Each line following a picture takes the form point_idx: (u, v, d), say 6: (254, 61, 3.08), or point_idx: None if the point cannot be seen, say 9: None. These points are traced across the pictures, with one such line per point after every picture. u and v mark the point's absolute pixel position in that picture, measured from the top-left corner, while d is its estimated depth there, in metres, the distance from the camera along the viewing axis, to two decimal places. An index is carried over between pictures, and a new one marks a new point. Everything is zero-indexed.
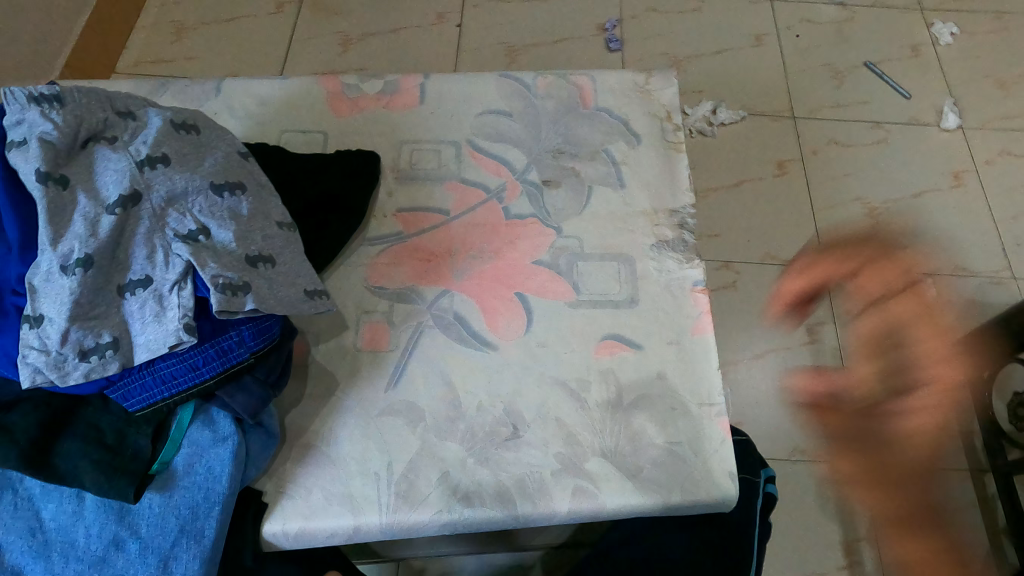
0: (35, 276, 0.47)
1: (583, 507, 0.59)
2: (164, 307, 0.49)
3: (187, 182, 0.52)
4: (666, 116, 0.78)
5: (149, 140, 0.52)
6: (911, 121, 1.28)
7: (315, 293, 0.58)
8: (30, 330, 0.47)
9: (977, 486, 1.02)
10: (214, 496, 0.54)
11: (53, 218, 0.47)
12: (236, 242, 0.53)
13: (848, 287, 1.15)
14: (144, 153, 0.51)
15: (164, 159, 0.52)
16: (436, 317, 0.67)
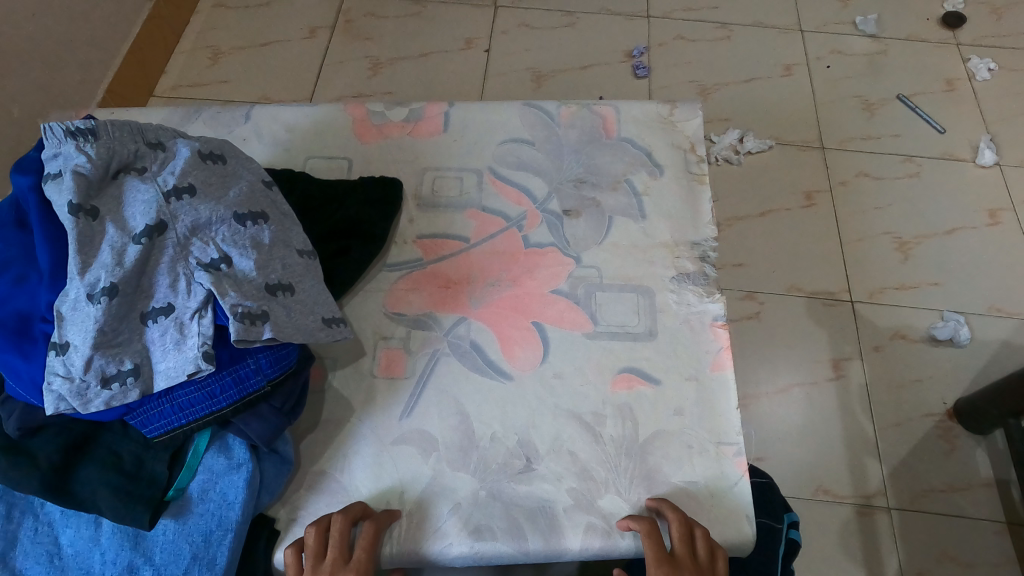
0: (62, 304, 0.48)
1: (594, 545, 0.58)
2: (185, 335, 0.50)
3: (212, 212, 0.54)
4: (689, 148, 0.77)
5: (176, 172, 0.54)
6: (944, 155, 1.26)
7: (332, 321, 0.59)
8: (55, 357, 0.47)
9: (1014, 538, 0.98)
10: (227, 523, 0.54)
11: (81, 248, 0.48)
12: (257, 271, 0.54)
13: (877, 323, 1.12)
14: (171, 183, 0.53)
15: (190, 190, 0.53)
16: (453, 345, 0.66)
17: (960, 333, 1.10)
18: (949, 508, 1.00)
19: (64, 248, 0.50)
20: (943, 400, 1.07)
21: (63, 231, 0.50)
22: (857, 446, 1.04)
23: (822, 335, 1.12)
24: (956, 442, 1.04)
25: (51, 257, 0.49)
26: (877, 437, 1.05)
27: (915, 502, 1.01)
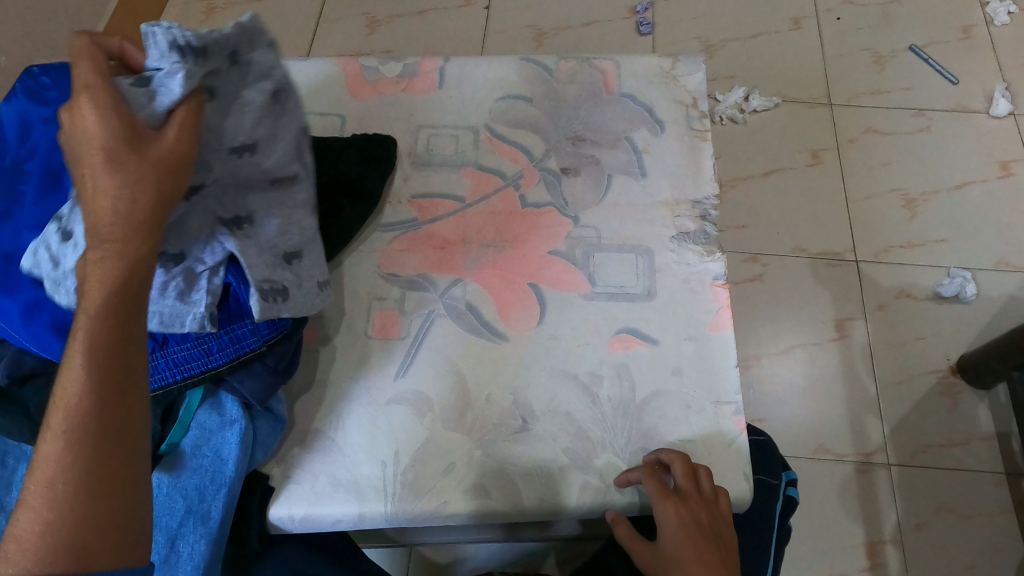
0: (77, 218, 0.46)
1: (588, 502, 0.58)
2: (194, 286, 0.50)
3: (255, 175, 0.49)
4: (691, 103, 0.75)
5: (246, 119, 0.46)
6: (956, 107, 1.22)
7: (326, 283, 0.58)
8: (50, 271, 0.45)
9: (1012, 489, 0.98)
10: (220, 479, 0.54)
11: None
12: (278, 237, 0.52)
13: (882, 282, 1.11)
14: (237, 136, 0.46)
15: (255, 147, 0.47)
16: (448, 308, 0.66)
17: (966, 289, 1.08)
18: (948, 463, 1.00)
19: None
20: (947, 357, 1.06)
21: None
22: (858, 403, 1.04)
23: (826, 295, 1.11)
24: (958, 398, 1.04)
25: None
26: (879, 395, 1.05)
27: (916, 459, 1.01)
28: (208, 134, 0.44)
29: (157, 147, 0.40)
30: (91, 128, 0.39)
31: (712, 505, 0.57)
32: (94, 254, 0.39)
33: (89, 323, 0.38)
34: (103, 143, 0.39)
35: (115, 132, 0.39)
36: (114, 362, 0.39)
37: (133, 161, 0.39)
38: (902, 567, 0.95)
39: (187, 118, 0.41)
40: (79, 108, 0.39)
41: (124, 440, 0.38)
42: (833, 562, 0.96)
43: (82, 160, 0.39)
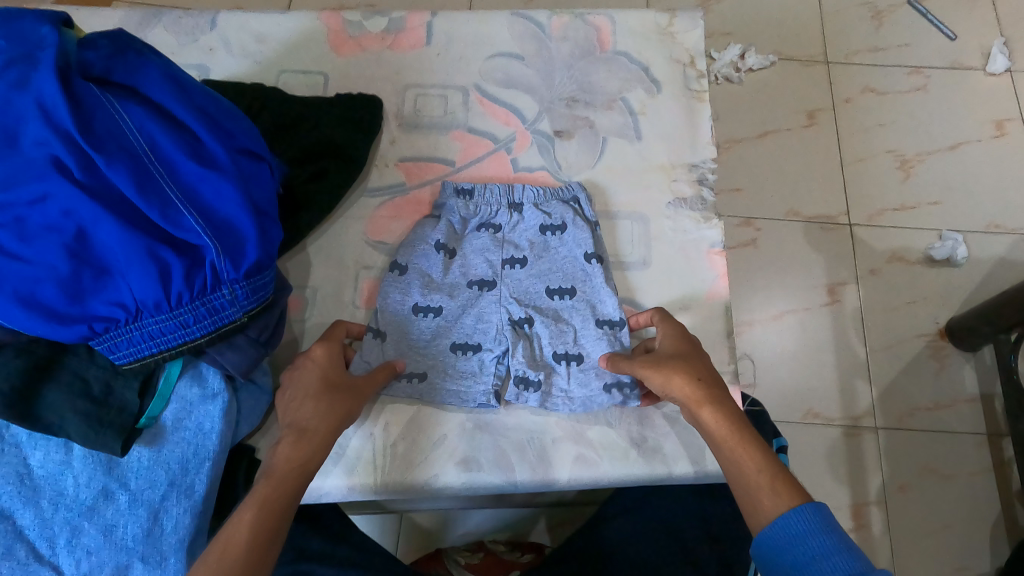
0: (64, 194, 0.45)
1: (573, 411, 0.59)
2: (404, 276, 0.62)
3: (477, 254, 0.63)
4: (689, 62, 0.72)
5: (505, 256, 0.63)
6: (953, 65, 1.19)
7: (445, 250, 0.63)
8: (38, 251, 0.45)
9: (993, 450, 1.00)
10: (204, 452, 0.53)
11: (125, 152, 0.47)
12: (441, 337, 0.61)
13: (874, 245, 1.10)
14: (508, 255, 0.63)
15: (523, 260, 0.63)
16: (433, 258, 0.63)
17: (958, 252, 1.07)
18: (933, 425, 1.01)
19: (56, 125, 0.46)
20: (936, 321, 1.06)
21: (59, 106, 0.46)
22: (848, 367, 1.04)
23: (819, 260, 1.10)
24: (945, 361, 1.04)
25: (43, 138, 0.45)
26: (869, 359, 1.05)
27: (902, 422, 1.02)
28: (486, 248, 0.64)
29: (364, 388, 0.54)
30: (316, 375, 0.54)
31: (682, 339, 0.56)
32: (292, 450, 0.50)
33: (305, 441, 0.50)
34: (326, 380, 0.54)
35: (338, 374, 0.55)
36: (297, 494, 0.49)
37: (346, 387, 0.54)
38: (885, 528, 0.97)
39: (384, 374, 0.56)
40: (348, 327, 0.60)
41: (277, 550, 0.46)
42: None
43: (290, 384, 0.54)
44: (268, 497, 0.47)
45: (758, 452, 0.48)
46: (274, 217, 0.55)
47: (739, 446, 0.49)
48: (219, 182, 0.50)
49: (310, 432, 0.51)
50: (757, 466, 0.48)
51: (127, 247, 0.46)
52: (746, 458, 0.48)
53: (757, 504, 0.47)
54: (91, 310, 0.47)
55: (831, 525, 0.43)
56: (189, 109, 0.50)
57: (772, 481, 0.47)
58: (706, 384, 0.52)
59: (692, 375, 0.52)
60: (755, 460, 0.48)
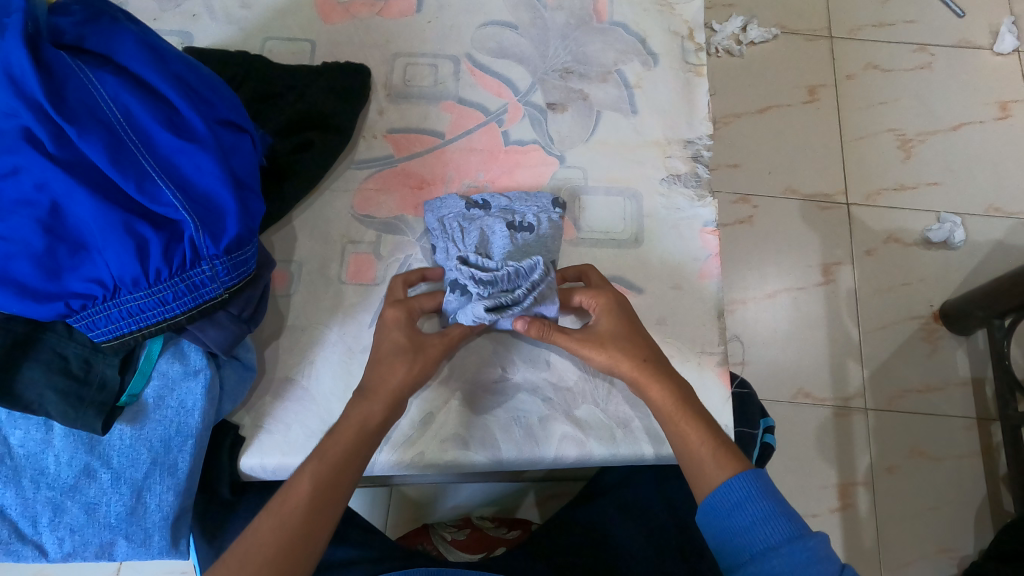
0: (37, 170, 0.44)
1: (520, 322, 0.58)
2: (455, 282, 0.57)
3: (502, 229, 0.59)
4: (687, 34, 0.70)
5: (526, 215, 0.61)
6: (959, 43, 1.17)
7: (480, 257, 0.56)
8: (13, 226, 0.44)
9: (981, 435, 1.00)
10: (187, 430, 0.52)
11: (100, 123, 0.45)
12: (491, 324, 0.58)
13: (871, 226, 1.09)
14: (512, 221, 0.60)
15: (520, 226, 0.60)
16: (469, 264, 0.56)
17: (955, 235, 1.06)
18: (922, 408, 1.02)
19: (24, 96, 0.44)
20: (930, 303, 1.06)
21: (26, 76, 0.43)
22: (840, 348, 1.04)
23: (815, 239, 1.09)
24: (938, 343, 1.04)
25: (12, 110, 0.44)
26: (861, 340, 1.04)
27: (892, 403, 1.02)
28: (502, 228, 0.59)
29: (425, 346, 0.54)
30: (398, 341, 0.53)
31: (621, 320, 0.55)
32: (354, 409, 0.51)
33: (330, 456, 0.49)
34: (395, 345, 0.53)
35: (405, 334, 0.54)
36: (335, 492, 0.48)
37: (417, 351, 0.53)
38: (871, 508, 0.98)
39: (455, 329, 0.55)
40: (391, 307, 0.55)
41: (319, 540, 0.47)
42: (804, 503, 0.98)
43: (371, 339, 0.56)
44: (287, 501, 0.47)
45: (702, 427, 0.51)
46: (256, 189, 0.53)
47: (685, 424, 0.51)
48: (198, 153, 0.48)
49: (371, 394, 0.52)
50: (702, 438, 0.50)
51: (102, 221, 0.44)
52: (689, 431, 0.51)
53: (700, 474, 0.49)
54: (68, 286, 0.46)
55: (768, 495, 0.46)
56: (166, 78, 0.49)
57: (714, 450, 0.49)
58: (648, 366, 0.53)
59: (630, 360, 0.53)
60: (698, 435, 0.50)
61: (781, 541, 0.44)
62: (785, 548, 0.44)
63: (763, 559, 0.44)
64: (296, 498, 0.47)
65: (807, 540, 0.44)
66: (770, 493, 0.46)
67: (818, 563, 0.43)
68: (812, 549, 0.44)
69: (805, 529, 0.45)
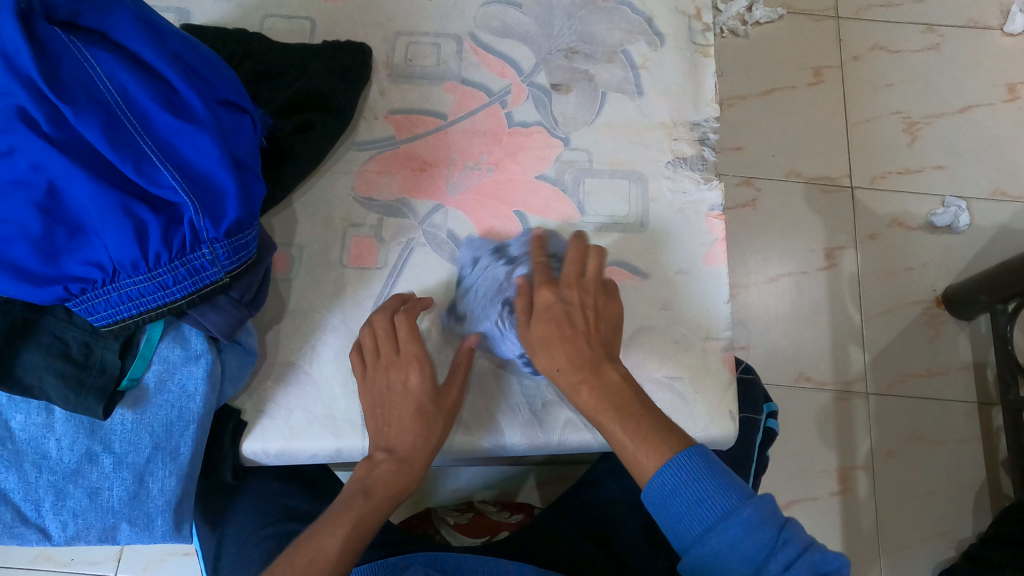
0: (32, 150, 0.43)
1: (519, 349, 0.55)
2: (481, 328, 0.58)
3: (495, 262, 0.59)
4: (695, 13, 0.69)
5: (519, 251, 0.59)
6: (968, 24, 1.15)
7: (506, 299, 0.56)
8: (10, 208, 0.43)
9: (982, 419, 1.01)
10: (189, 415, 0.52)
11: (97, 103, 0.44)
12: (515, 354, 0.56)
13: (875, 210, 1.08)
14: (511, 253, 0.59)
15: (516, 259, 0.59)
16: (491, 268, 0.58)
17: (960, 219, 1.06)
18: (923, 392, 1.02)
19: (18, 74, 0.42)
20: (933, 288, 1.05)
21: (19, 52, 0.42)
22: (842, 333, 1.04)
23: (818, 222, 1.08)
24: (940, 328, 1.04)
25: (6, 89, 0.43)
26: (864, 325, 1.04)
27: (893, 388, 1.02)
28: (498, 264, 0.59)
29: (448, 407, 0.54)
30: (429, 407, 0.54)
31: (557, 317, 0.50)
32: (390, 476, 0.53)
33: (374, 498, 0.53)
34: (420, 410, 0.54)
35: (425, 396, 0.54)
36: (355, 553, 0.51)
37: (440, 415, 0.54)
38: (871, 492, 0.98)
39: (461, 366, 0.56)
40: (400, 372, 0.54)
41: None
42: (804, 487, 0.98)
43: (376, 402, 0.54)
44: (316, 558, 0.49)
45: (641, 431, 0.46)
46: (257, 172, 0.52)
47: (612, 424, 0.47)
48: (197, 135, 0.47)
49: (402, 458, 0.53)
50: (627, 435, 0.47)
51: (100, 204, 0.44)
52: (613, 430, 0.47)
53: (637, 466, 0.46)
54: (65, 270, 0.45)
55: (700, 469, 0.44)
56: (163, 56, 0.47)
57: (640, 441, 0.46)
58: (562, 375, 0.49)
59: (552, 363, 0.49)
60: (629, 435, 0.46)
61: (715, 520, 0.43)
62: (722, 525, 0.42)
63: (700, 543, 0.43)
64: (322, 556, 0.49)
65: (739, 513, 0.42)
66: (699, 468, 0.44)
67: (751, 537, 0.42)
68: (747, 521, 0.42)
69: (740, 495, 0.43)
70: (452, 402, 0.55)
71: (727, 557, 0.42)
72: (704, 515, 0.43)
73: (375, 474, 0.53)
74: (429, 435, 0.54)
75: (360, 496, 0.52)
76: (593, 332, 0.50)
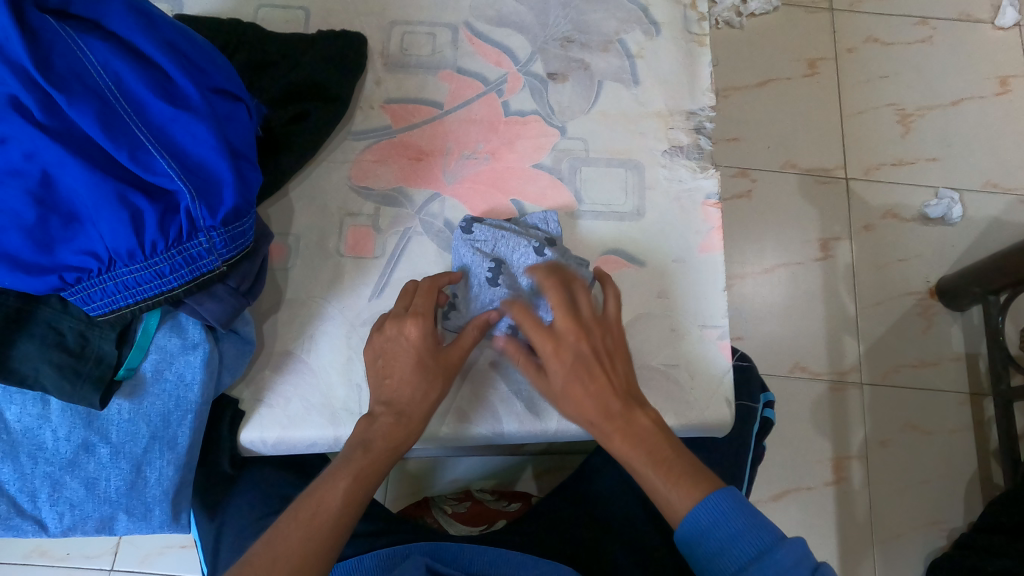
0: (25, 138, 0.43)
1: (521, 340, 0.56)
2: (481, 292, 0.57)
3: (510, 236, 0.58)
4: (690, 3, 0.69)
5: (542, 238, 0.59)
6: (961, 16, 1.16)
7: (492, 259, 0.57)
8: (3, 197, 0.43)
9: (974, 409, 1.01)
10: (187, 405, 0.52)
11: (90, 91, 0.44)
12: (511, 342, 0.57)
13: (869, 201, 1.09)
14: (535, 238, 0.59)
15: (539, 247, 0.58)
16: (482, 229, 0.58)
17: (952, 211, 1.06)
18: (916, 382, 1.02)
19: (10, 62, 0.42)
20: (927, 278, 1.06)
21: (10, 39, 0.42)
22: (836, 323, 1.04)
23: (813, 214, 1.08)
24: (933, 319, 1.04)
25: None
26: (858, 316, 1.05)
27: (887, 378, 1.02)
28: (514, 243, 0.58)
29: (451, 362, 0.53)
30: (432, 364, 0.52)
31: (573, 363, 0.50)
32: (389, 429, 0.51)
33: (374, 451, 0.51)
34: (420, 364, 0.52)
35: (427, 354, 0.52)
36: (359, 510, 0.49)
37: (439, 369, 0.52)
38: (865, 481, 0.99)
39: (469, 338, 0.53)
40: (404, 326, 0.53)
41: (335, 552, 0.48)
42: (799, 476, 0.99)
43: (378, 354, 0.54)
44: (318, 514, 0.47)
45: (669, 468, 0.47)
46: (253, 160, 0.52)
47: (644, 467, 0.48)
48: (193, 122, 0.47)
49: (402, 413, 0.52)
50: (658, 476, 0.47)
51: (95, 192, 0.43)
52: (644, 473, 0.48)
53: (670, 505, 0.47)
54: (61, 259, 0.45)
55: (735, 507, 0.45)
56: (157, 45, 0.47)
57: (670, 482, 0.47)
58: (590, 421, 0.50)
59: (578, 407, 0.50)
60: (656, 477, 0.47)
61: (752, 559, 0.43)
62: (761, 563, 0.42)
63: None
64: (324, 511, 0.47)
65: (778, 550, 0.42)
66: (737, 505, 0.45)
67: None
68: (781, 561, 0.42)
69: (776, 535, 0.44)
70: (456, 362, 0.53)
71: None
72: (741, 553, 0.43)
73: (374, 427, 0.51)
74: (429, 393, 0.52)
75: (359, 449, 0.51)
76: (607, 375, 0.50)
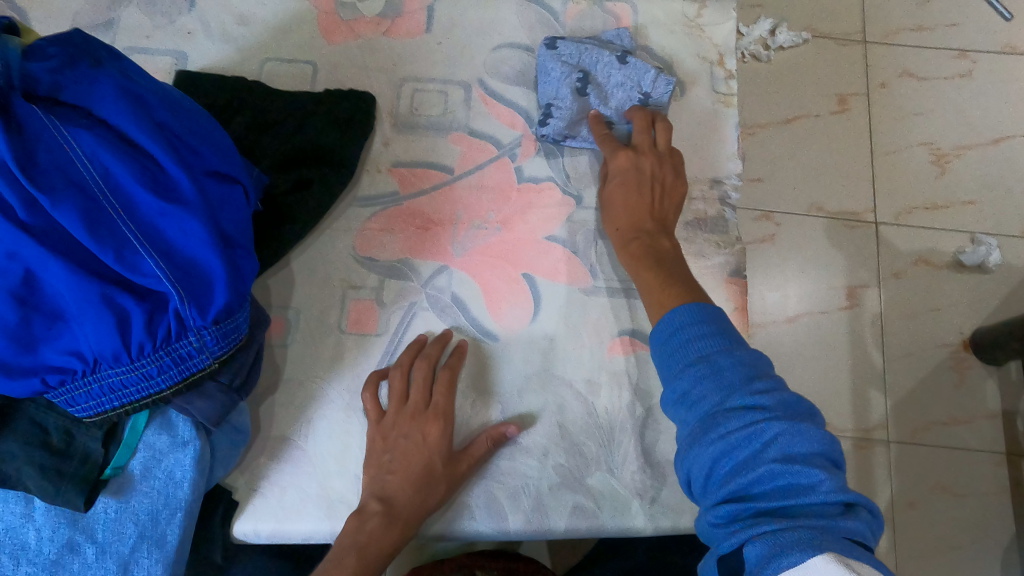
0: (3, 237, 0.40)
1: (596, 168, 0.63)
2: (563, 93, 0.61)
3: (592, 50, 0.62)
4: (717, 60, 0.65)
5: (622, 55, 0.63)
6: (1003, 48, 1.10)
7: (578, 70, 0.61)
8: None
9: (1010, 469, 0.96)
10: (176, 502, 0.49)
11: (77, 186, 0.42)
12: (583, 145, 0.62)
13: (900, 247, 1.04)
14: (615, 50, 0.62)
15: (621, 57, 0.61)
16: (567, 44, 0.61)
17: (990, 258, 1.01)
18: (947, 440, 0.97)
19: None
20: (960, 330, 1.01)
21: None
22: (864, 377, 1.00)
23: (840, 260, 1.03)
24: (967, 373, 0.99)
25: None
26: (886, 370, 1.00)
27: (916, 436, 0.98)
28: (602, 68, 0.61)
29: (458, 473, 0.53)
30: (439, 467, 0.53)
31: (631, 183, 0.58)
32: (382, 531, 0.51)
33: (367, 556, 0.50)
34: (429, 469, 0.53)
35: (439, 456, 0.53)
36: None
37: (447, 478, 0.53)
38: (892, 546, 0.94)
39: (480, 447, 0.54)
40: (425, 427, 0.54)
41: None
42: None
43: (387, 448, 0.54)
44: None
45: (669, 280, 0.54)
46: (249, 248, 0.49)
47: (645, 271, 0.55)
48: (183, 216, 0.44)
49: (399, 515, 0.51)
50: (653, 281, 0.54)
51: (79, 295, 0.41)
52: (643, 274, 0.55)
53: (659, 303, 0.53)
54: (43, 359, 0.42)
55: (707, 318, 0.48)
56: (148, 131, 0.44)
57: (663, 287, 0.53)
58: (619, 234, 0.58)
59: (614, 224, 0.58)
60: (656, 282, 0.54)
61: (704, 354, 0.45)
62: (712, 357, 0.45)
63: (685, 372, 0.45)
64: None
65: (737, 352, 0.45)
66: (701, 320, 0.48)
67: (734, 367, 0.44)
68: (736, 359, 0.44)
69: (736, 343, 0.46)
70: (464, 469, 0.53)
71: (703, 386, 0.44)
72: (696, 351, 0.46)
73: (367, 529, 0.50)
74: (428, 499, 0.52)
75: (353, 554, 0.50)
76: (655, 194, 0.58)
